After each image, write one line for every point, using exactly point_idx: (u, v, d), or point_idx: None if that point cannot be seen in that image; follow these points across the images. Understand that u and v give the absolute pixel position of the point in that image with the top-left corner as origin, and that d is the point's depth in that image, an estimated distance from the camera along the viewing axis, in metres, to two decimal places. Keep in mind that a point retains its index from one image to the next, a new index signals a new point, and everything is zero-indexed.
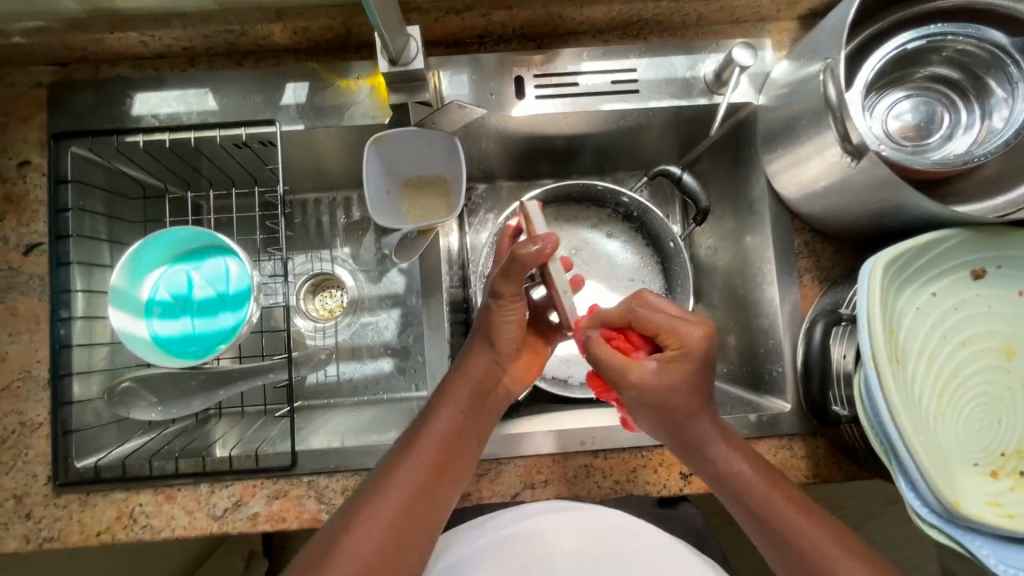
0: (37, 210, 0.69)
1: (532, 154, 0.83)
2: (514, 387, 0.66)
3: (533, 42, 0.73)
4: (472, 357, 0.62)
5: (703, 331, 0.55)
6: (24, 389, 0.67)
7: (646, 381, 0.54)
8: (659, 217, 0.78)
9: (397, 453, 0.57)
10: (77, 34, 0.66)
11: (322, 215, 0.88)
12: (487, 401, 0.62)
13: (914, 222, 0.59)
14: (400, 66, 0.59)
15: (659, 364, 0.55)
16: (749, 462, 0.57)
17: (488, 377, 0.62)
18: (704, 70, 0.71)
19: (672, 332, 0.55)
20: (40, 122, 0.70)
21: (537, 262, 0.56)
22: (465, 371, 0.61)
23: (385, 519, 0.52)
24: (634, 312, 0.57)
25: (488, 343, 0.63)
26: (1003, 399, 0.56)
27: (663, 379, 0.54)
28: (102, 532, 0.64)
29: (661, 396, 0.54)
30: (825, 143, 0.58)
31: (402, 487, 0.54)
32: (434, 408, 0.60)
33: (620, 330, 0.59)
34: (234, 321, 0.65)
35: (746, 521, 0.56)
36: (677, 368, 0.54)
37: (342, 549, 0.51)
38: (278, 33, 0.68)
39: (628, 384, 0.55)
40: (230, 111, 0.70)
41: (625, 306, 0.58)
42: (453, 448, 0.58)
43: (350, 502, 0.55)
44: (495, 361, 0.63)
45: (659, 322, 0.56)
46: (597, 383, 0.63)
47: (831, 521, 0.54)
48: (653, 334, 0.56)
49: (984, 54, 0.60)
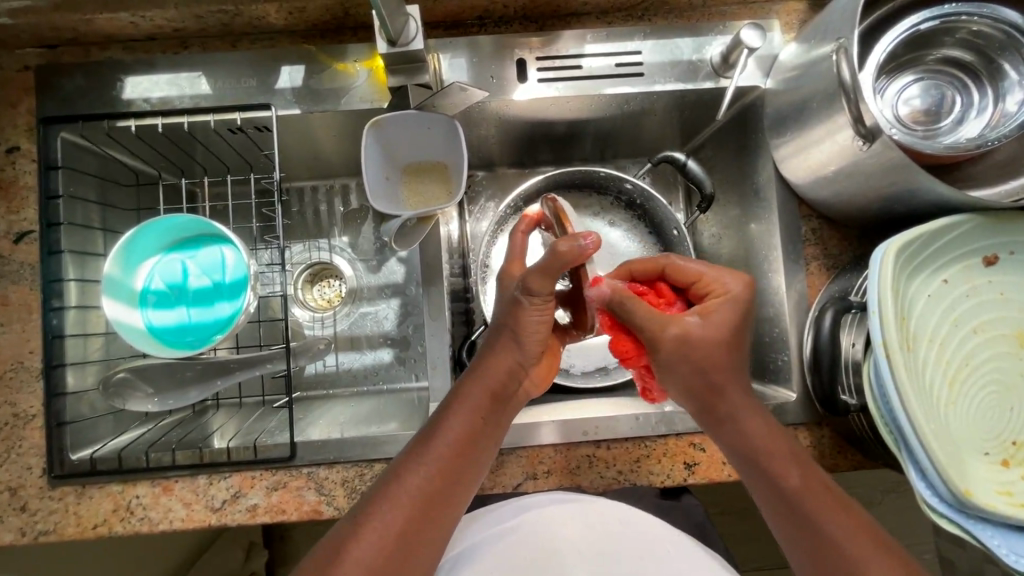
0: (26, 198, 0.67)
1: (532, 140, 0.81)
2: (532, 391, 0.62)
3: (535, 24, 0.71)
4: (496, 357, 0.59)
5: (744, 282, 0.56)
6: (17, 380, 0.65)
7: (686, 331, 0.53)
8: (663, 204, 0.76)
9: (408, 457, 0.55)
10: (65, 15, 0.64)
11: (320, 203, 0.86)
12: (507, 406, 0.59)
13: (926, 206, 0.58)
14: (399, 47, 0.57)
15: (701, 314, 0.54)
16: (795, 473, 0.54)
17: (510, 380, 0.59)
18: (710, 53, 0.69)
19: (713, 279, 0.56)
20: (28, 107, 0.68)
21: (576, 258, 0.54)
22: (487, 374, 0.58)
23: (391, 531, 0.51)
24: (666, 263, 0.58)
25: (514, 343, 0.59)
26: (1014, 388, 0.55)
27: (710, 329, 0.54)
28: (98, 525, 0.63)
29: (704, 349, 0.54)
30: (836, 127, 0.56)
31: (414, 490, 0.53)
32: (448, 409, 0.57)
33: (648, 286, 0.59)
34: (232, 310, 0.64)
35: (791, 537, 0.54)
36: (723, 317, 0.54)
37: (349, 557, 0.49)
38: (273, 14, 0.67)
39: (663, 338, 0.53)
40: (225, 95, 0.68)
41: (653, 260, 0.59)
42: (467, 452, 0.56)
43: (359, 504, 0.54)
44: (520, 362, 0.59)
45: (698, 270, 0.57)
46: (621, 347, 0.57)
47: (864, 527, 0.52)
48: (691, 281, 0.57)
49: (998, 35, 0.59)
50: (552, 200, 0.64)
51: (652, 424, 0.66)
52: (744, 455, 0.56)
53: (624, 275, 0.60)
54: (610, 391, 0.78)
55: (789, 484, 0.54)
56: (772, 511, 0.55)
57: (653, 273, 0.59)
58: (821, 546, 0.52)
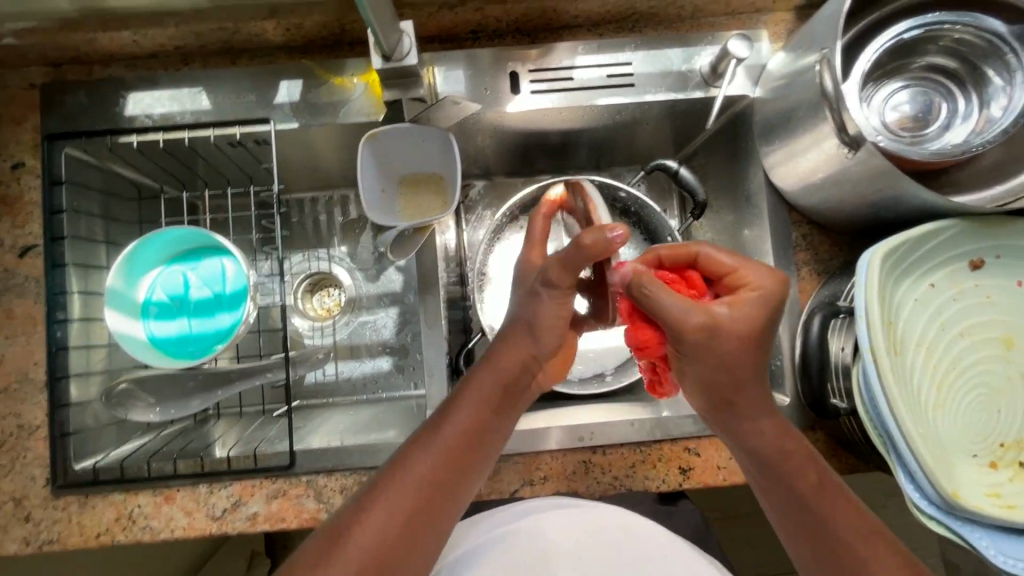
0: (31, 213, 0.69)
1: (528, 149, 0.82)
2: (545, 381, 0.64)
3: (527, 37, 0.73)
4: (512, 345, 0.60)
5: (777, 278, 0.53)
6: (22, 391, 0.67)
7: (714, 321, 0.51)
8: (656, 211, 0.78)
9: (417, 440, 0.55)
10: (69, 34, 0.66)
11: (319, 214, 0.88)
12: (520, 395, 0.60)
13: (913, 212, 0.59)
14: (393, 63, 0.59)
15: (730, 305, 0.51)
16: (809, 474, 0.54)
17: (524, 370, 0.60)
18: (700, 63, 0.71)
19: (740, 272, 0.54)
20: (33, 124, 0.70)
21: (602, 252, 0.53)
22: (501, 360, 0.59)
23: (397, 511, 0.51)
24: (700, 253, 0.55)
25: (530, 334, 0.60)
26: (1002, 390, 0.56)
27: (738, 321, 0.51)
28: (101, 534, 0.64)
29: (731, 342, 0.51)
30: (822, 135, 0.57)
31: (422, 473, 0.53)
32: (462, 396, 0.57)
33: (677, 273, 0.57)
34: (232, 320, 0.65)
35: (795, 530, 0.54)
36: (754, 309, 0.51)
37: (354, 534, 0.50)
38: (271, 31, 0.68)
39: (690, 327, 0.50)
40: (225, 110, 0.69)
41: (685, 246, 0.56)
42: (478, 440, 0.56)
43: (363, 487, 0.54)
44: (535, 353, 0.60)
45: (731, 262, 0.54)
46: (639, 336, 0.56)
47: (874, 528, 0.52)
48: (722, 274, 0.55)
49: (981, 43, 0.60)
50: (582, 189, 0.62)
51: (647, 429, 0.67)
52: (753, 453, 0.56)
53: (653, 260, 0.57)
54: (607, 397, 0.79)
55: (806, 483, 0.54)
56: (778, 511, 0.55)
57: (684, 260, 0.56)
58: (821, 534, 0.52)
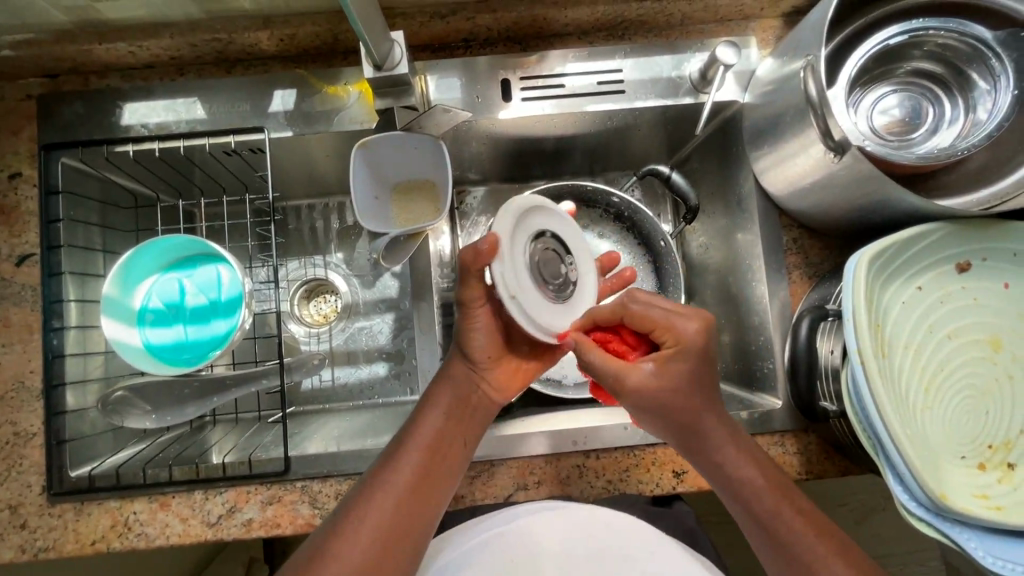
0: (28, 222, 0.69)
1: (521, 155, 0.83)
2: (499, 396, 0.64)
3: (519, 45, 0.73)
4: (450, 369, 0.63)
5: (694, 326, 0.54)
6: (18, 399, 0.67)
7: (644, 381, 0.53)
8: (648, 216, 0.79)
9: (376, 467, 0.56)
10: (65, 46, 0.67)
11: (316, 221, 0.88)
12: (470, 410, 0.62)
13: (900, 216, 0.59)
14: (385, 71, 0.59)
15: (655, 364, 0.54)
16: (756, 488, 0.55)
17: (465, 387, 0.62)
18: (689, 69, 0.71)
19: (666, 328, 0.55)
20: (30, 133, 0.71)
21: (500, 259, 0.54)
22: (442, 383, 0.62)
23: (364, 533, 0.52)
24: (625, 312, 0.56)
25: (461, 353, 0.63)
26: (989, 392, 0.56)
27: (665, 379, 0.53)
28: (97, 541, 0.65)
29: (662, 399, 0.53)
30: (810, 141, 0.58)
31: (387, 494, 0.54)
32: (414, 422, 0.59)
33: (613, 331, 0.59)
34: (227, 327, 0.66)
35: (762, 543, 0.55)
36: (676, 368, 0.53)
37: (328, 558, 0.50)
38: (265, 41, 0.69)
39: (626, 386, 0.53)
40: (219, 119, 0.70)
41: (611, 305, 0.58)
42: (435, 458, 0.57)
43: (339, 510, 0.55)
44: (471, 370, 0.63)
45: (654, 317, 0.55)
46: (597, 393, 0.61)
47: (841, 540, 0.53)
48: (648, 329, 0.56)
49: (964, 48, 0.61)
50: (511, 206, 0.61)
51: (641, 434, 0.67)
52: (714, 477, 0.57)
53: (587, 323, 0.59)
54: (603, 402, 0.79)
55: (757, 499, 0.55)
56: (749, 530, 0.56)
57: (614, 319, 0.58)
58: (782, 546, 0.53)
